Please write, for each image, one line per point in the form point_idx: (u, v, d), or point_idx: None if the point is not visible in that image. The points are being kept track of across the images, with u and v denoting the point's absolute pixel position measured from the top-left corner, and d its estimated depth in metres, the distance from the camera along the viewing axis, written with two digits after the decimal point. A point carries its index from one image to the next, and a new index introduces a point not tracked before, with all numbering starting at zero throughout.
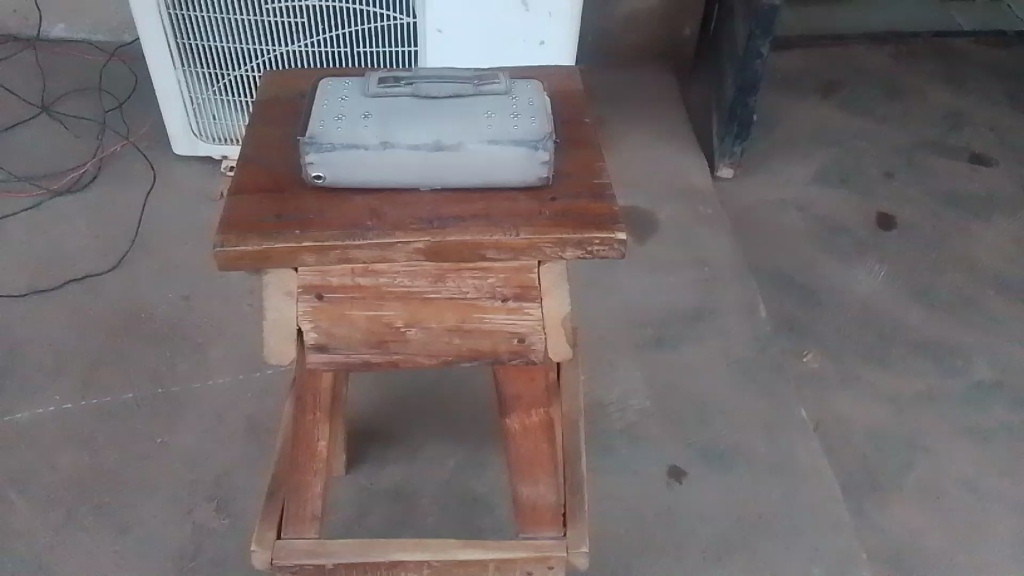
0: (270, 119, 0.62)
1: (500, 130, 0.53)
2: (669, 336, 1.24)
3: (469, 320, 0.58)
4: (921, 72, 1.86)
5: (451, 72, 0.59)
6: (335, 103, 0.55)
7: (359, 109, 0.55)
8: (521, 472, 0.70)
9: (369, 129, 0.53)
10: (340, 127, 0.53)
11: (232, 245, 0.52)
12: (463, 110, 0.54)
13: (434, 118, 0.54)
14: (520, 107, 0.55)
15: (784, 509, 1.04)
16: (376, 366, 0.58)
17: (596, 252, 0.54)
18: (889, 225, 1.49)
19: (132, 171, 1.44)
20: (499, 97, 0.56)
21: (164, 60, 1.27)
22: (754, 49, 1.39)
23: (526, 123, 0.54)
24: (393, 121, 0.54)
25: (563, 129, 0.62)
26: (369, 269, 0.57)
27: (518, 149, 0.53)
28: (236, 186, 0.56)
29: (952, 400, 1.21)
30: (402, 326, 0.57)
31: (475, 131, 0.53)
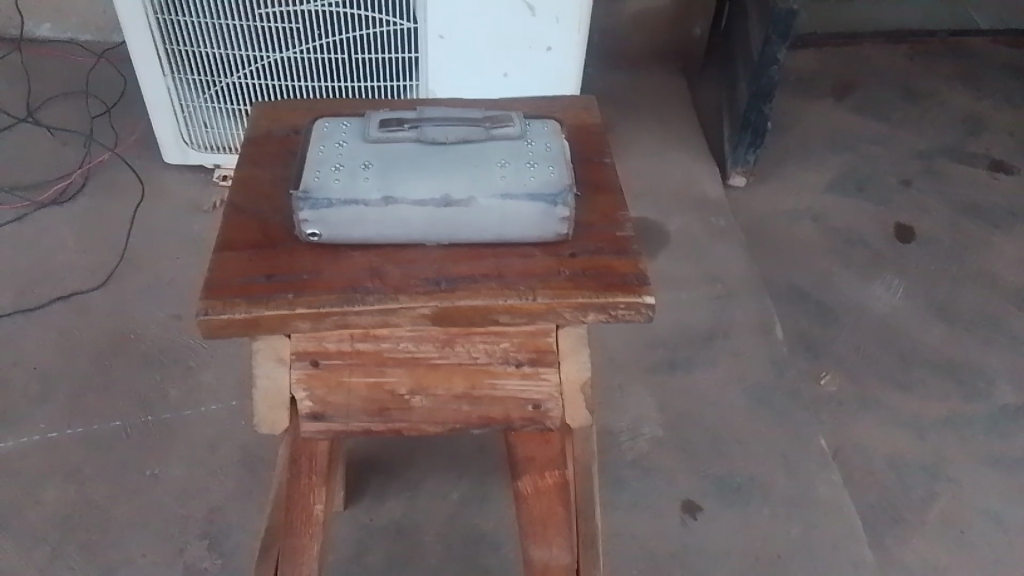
0: (260, 159, 0.57)
1: (514, 183, 0.48)
2: (681, 358, 1.19)
3: (479, 385, 0.53)
4: (937, 73, 1.80)
5: (462, 113, 0.54)
6: (332, 151, 0.51)
7: (358, 158, 0.50)
8: (533, 535, 0.66)
9: (370, 181, 0.48)
10: (337, 178, 0.48)
11: (216, 313, 0.47)
12: (475, 159, 0.49)
13: (442, 167, 0.49)
14: (538, 155, 0.50)
15: (804, 546, 0.99)
16: (377, 435, 0.54)
17: (620, 316, 0.49)
18: (908, 237, 1.43)
19: (120, 181, 1.38)
20: (516, 144, 0.51)
21: (153, 67, 1.21)
22: (770, 54, 1.33)
23: (546, 174, 0.49)
24: (396, 173, 0.48)
25: (579, 171, 0.57)
26: (371, 333, 0.53)
27: (534, 203, 0.48)
28: (223, 241, 0.51)
29: (975, 424, 1.17)
30: (407, 394, 0.53)
31: (487, 184, 0.48)
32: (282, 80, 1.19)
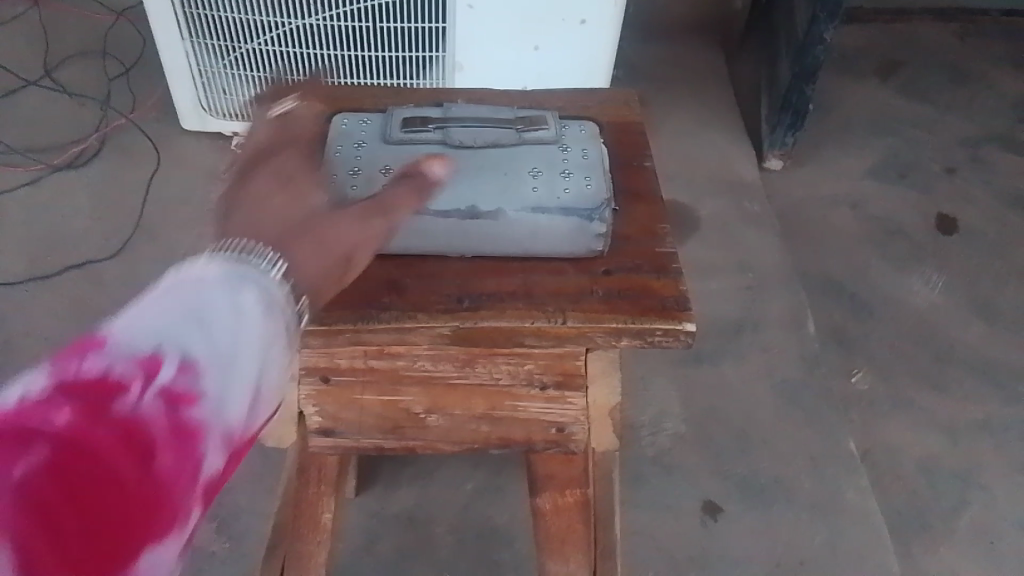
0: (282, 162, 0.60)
1: (545, 196, 0.51)
2: (707, 351, 1.15)
3: (499, 407, 0.57)
4: (988, 54, 1.72)
5: (490, 115, 0.56)
6: (352, 151, 0.53)
7: (380, 161, 0.52)
8: (550, 550, 0.63)
9: None
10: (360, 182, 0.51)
11: None
12: (507, 167, 0.52)
13: (470, 176, 0.52)
14: (567, 164, 0.53)
15: (829, 554, 0.96)
16: (390, 451, 0.58)
17: (657, 342, 0.50)
18: (950, 228, 1.37)
19: (137, 146, 1.35)
20: (543, 150, 0.54)
21: (171, 30, 1.16)
22: (816, 33, 1.27)
23: (572, 187, 0.52)
24: None
25: (622, 177, 0.59)
26: (386, 351, 0.57)
27: (568, 218, 0.51)
28: None
29: (1012, 430, 1.12)
30: (423, 413, 0.57)
31: (517, 197, 0.51)
32: (304, 48, 1.14)
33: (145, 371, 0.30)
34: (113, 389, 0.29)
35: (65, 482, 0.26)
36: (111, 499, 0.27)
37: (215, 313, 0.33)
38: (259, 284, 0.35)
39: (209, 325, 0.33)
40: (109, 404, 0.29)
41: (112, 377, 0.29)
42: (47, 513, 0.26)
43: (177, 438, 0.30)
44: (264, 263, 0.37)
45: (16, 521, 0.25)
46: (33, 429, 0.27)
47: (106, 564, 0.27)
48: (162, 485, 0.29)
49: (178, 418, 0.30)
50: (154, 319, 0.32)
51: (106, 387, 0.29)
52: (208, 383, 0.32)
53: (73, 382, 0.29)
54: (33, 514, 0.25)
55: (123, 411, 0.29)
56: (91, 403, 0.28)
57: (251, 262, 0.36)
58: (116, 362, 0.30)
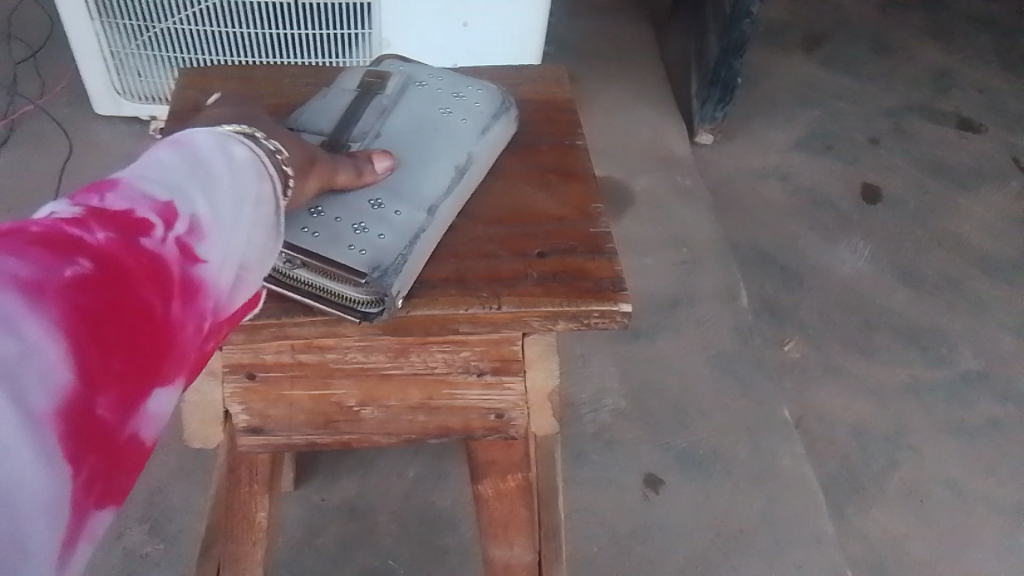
0: None
1: (478, 119, 0.56)
2: (645, 327, 1.16)
3: (436, 397, 0.56)
4: (908, 26, 1.76)
5: (343, 99, 0.55)
6: (315, 224, 0.46)
7: (352, 213, 0.48)
8: (494, 536, 0.63)
9: (402, 210, 0.49)
10: (378, 228, 0.47)
11: None
12: (433, 124, 0.54)
13: (425, 152, 0.52)
14: (438, 84, 0.57)
15: (767, 521, 0.98)
16: (322, 446, 0.57)
17: (594, 323, 0.50)
18: (875, 197, 1.41)
19: (47, 133, 1.28)
20: (417, 90, 0.57)
21: (77, 9, 1.10)
22: (743, 7, 1.28)
23: (473, 93, 0.57)
24: (402, 187, 0.50)
25: (555, 159, 0.58)
26: (314, 345, 0.54)
27: (500, 119, 0.57)
28: None
29: (938, 392, 1.16)
30: (356, 406, 0.56)
31: (468, 137, 0.54)
32: (221, 26, 1.09)
33: (163, 219, 0.32)
34: (138, 227, 0.31)
35: (111, 296, 0.28)
36: (142, 327, 0.29)
37: (219, 184, 0.35)
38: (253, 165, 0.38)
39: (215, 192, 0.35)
40: (139, 235, 0.31)
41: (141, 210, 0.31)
42: (95, 318, 0.27)
43: (184, 287, 0.32)
44: (256, 146, 0.39)
45: (71, 321, 0.26)
46: (75, 244, 0.28)
47: (135, 383, 0.29)
48: (174, 324, 0.31)
49: (185, 271, 0.32)
50: (164, 174, 0.34)
51: (132, 223, 0.31)
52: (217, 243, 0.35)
53: (101, 213, 0.30)
54: (86, 321, 0.27)
55: (149, 250, 0.31)
56: (121, 233, 0.30)
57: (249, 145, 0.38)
58: (141, 196, 0.32)
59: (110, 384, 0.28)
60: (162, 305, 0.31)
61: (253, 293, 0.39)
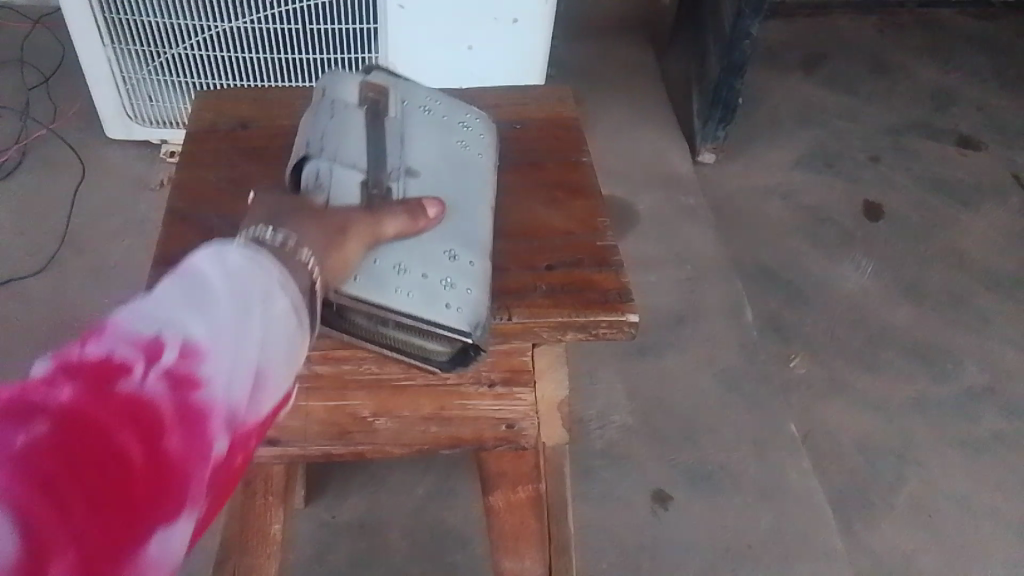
0: (209, 162, 0.59)
1: (489, 147, 0.58)
2: (651, 343, 1.17)
3: (448, 407, 0.57)
4: (906, 45, 1.78)
5: (357, 127, 0.53)
6: (406, 290, 0.48)
7: (435, 271, 0.49)
8: (505, 548, 0.64)
9: (475, 258, 0.51)
10: (460, 284, 0.49)
11: None
12: (461, 160, 0.56)
13: (466, 192, 0.54)
14: (434, 104, 0.58)
15: (774, 535, 0.99)
16: (337, 458, 0.56)
17: (602, 333, 0.51)
18: (876, 214, 1.42)
19: (60, 157, 1.30)
20: (419, 113, 0.57)
21: (91, 36, 1.13)
22: (743, 28, 1.30)
23: (470, 116, 0.59)
24: (460, 233, 0.51)
25: (561, 174, 0.60)
26: (332, 357, 0.58)
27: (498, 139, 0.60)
28: (163, 253, 0.53)
29: (943, 406, 1.17)
30: (370, 416, 0.57)
31: (491, 169, 0.57)
32: (231, 51, 1.12)
33: (146, 356, 0.31)
34: (113, 372, 0.29)
35: (67, 457, 0.26)
36: (115, 475, 0.27)
37: (215, 305, 0.34)
38: (259, 274, 0.36)
39: (208, 316, 0.33)
40: (111, 385, 0.29)
41: (116, 358, 0.30)
42: (46, 481, 0.26)
43: (177, 422, 0.30)
44: (266, 253, 0.38)
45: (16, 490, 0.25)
46: (34, 406, 0.27)
47: (109, 539, 0.27)
48: (163, 468, 0.29)
49: (176, 405, 0.31)
50: (152, 307, 0.32)
51: (104, 369, 0.29)
52: (219, 367, 0.32)
53: (73, 364, 0.29)
54: (36, 487, 0.26)
55: (124, 393, 0.29)
56: (90, 383, 0.29)
57: (257, 255, 0.37)
58: (120, 342, 0.30)
59: (77, 542, 0.26)
60: (143, 453, 0.29)
61: (277, 403, 0.37)
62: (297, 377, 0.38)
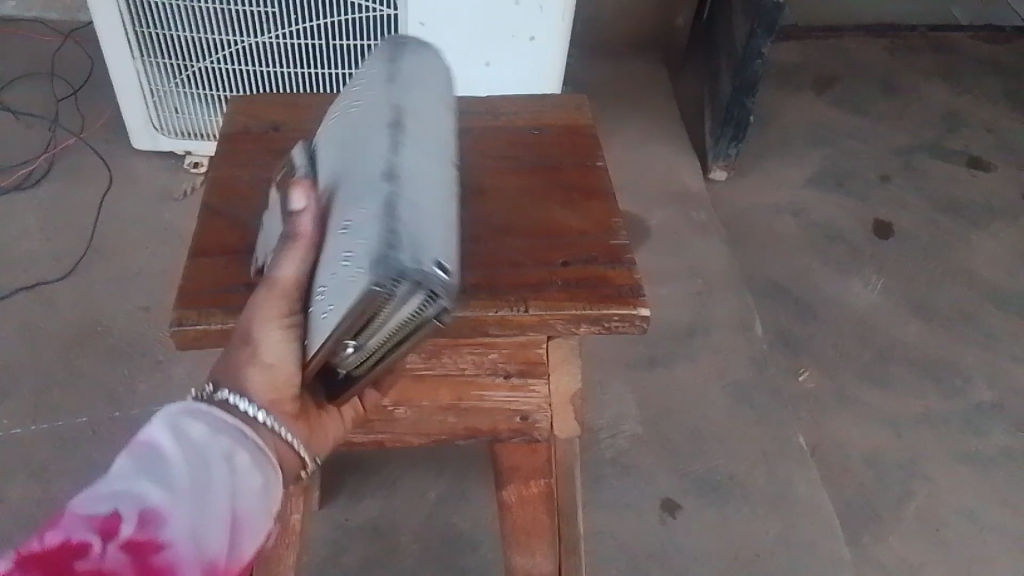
0: (238, 160, 0.63)
1: (378, 87, 0.52)
2: (662, 355, 1.19)
3: (465, 398, 0.59)
4: (918, 67, 1.81)
5: (275, 210, 0.54)
6: (324, 301, 0.43)
7: (337, 251, 0.43)
8: (517, 543, 0.66)
9: (365, 201, 0.44)
10: (351, 241, 0.43)
11: (189, 324, 0.52)
12: (355, 125, 0.51)
13: (359, 149, 0.48)
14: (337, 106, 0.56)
15: (782, 545, 0.99)
16: (359, 444, 0.61)
17: (615, 327, 0.53)
18: (887, 233, 1.43)
19: (87, 167, 1.34)
20: (323, 129, 0.55)
21: (121, 50, 1.17)
22: (755, 47, 1.33)
23: (358, 75, 0.55)
24: (350, 197, 0.46)
25: (578, 177, 0.62)
26: None
27: (394, 67, 0.53)
28: (197, 246, 0.56)
29: (952, 422, 1.18)
30: (391, 406, 0.59)
31: (382, 105, 0.50)
32: (256, 65, 1.15)
33: (101, 534, 0.36)
34: (73, 554, 0.34)
35: None
36: None
37: (167, 469, 0.40)
38: (204, 438, 0.42)
39: (163, 480, 0.39)
40: (71, 566, 0.34)
41: (73, 541, 0.35)
42: None
43: None
44: (210, 412, 0.44)
45: None
46: None
47: None
48: None
49: (137, 567, 0.35)
50: (114, 485, 0.39)
51: (67, 553, 0.34)
52: (177, 524, 0.38)
53: (34, 556, 0.34)
54: None
55: (85, 570, 0.34)
56: (50, 570, 0.33)
57: (199, 411, 0.44)
58: (76, 527, 0.36)
59: None
60: None
61: (248, 545, 0.42)
62: (263, 521, 0.43)
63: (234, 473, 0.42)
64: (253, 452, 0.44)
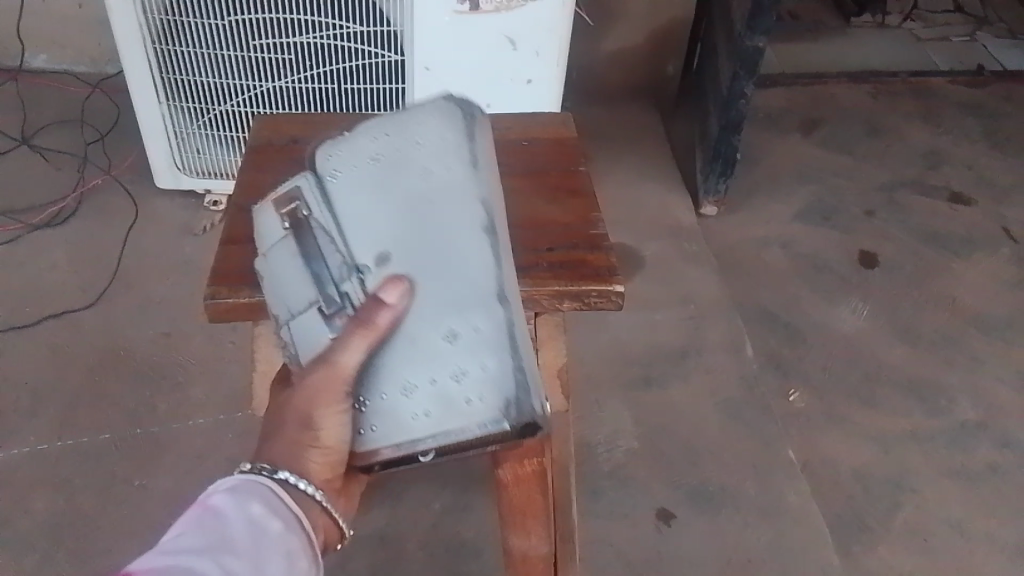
0: (262, 166, 0.71)
1: (450, 166, 0.56)
2: (656, 375, 1.24)
3: None
4: (900, 110, 1.89)
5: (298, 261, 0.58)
6: (434, 391, 0.51)
7: (450, 368, 0.51)
8: (514, 524, 0.72)
9: (480, 334, 0.51)
10: (469, 360, 0.51)
11: (220, 298, 0.61)
12: (439, 206, 0.55)
13: (445, 242, 0.53)
14: (379, 147, 0.58)
15: (773, 553, 1.04)
16: None
17: (593, 302, 0.62)
18: (871, 263, 1.50)
19: (112, 205, 1.43)
20: (359, 175, 0.58)
21: (148, 96, 1.25)
22: (738, 89, 1.41)
23: (418, 137, 0.58)
24: (452, 309, 0.51)
25: (562, 179, 0.70)
26: None
27: (465, 144, 0.57)
28: (229, 234, 0.65)
29: (937, 438, 1.22)
30: None
31: (466, 198, 0.55)
32: (273, 108, 1.24)
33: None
34: None
35: None
36: None
37: (220, 544, 0.44)
38: (263, 513, 0.48)
39: (219, 553, 0.43)
40: None
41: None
42: None
43: None
44: (259, 482, 0.50)
45: None
46: None
47: None
48: None
49: None
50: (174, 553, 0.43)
51: None
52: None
53: None
54: None
55: None
56: None
57: (233, 482, 0.49)
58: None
59: None
60: None
61: None
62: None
63: (279, 541, 0.47)
64: (292, 520, 0.49)
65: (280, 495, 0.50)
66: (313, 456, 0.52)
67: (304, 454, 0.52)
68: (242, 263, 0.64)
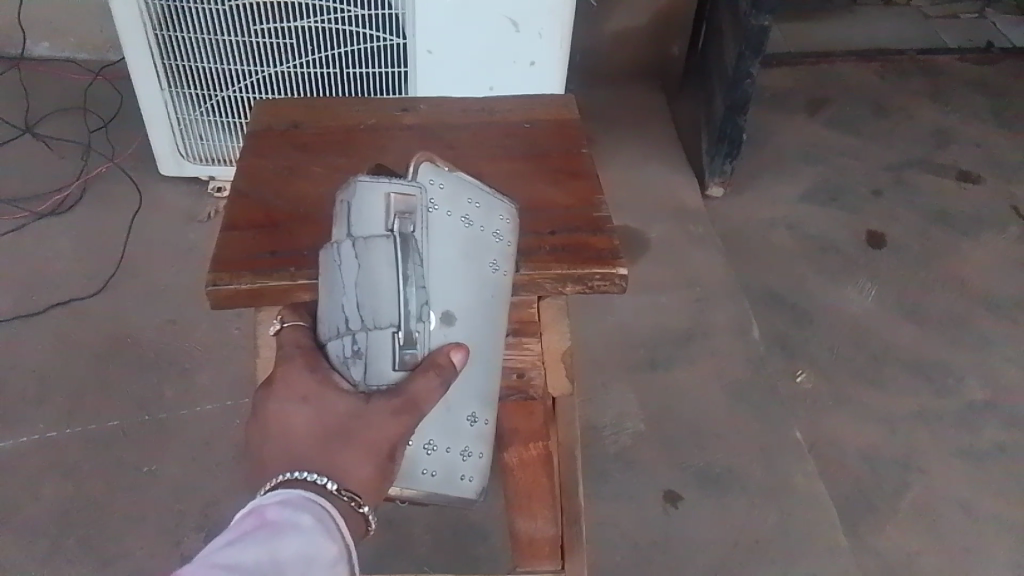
0: (262, 152, 0.71)
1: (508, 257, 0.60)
2: (662, 358, 1.24)
3: None
4: (908, 89, 1.87)
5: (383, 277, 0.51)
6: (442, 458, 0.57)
7: (461, 443, 0.58)
8: (521, 507, 0.72)
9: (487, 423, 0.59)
10: (473, 442, 0.58)
11: (223, 284, 0.61)
12: (492, 290, 0.58)
13: (489, 329, 0.58)
14: (473, 212, 0.57)
15: (780, 534, 1.04)
16: None
17: (597, 285, 0.63)
18: (879, 243, 1.49)
19: (117, 192, 1.43)
20: (449, 226, 0.55)
21: (151, 82, 1.25)
22: (744, 68, 1.40)
23: (499, 215, 0.59)
24: (479, 391, 0.58)
25: (564, 161, 0.70)
26: None
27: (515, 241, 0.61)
28: (230, 221, 0.65)
29: (945, 418, 1.22)
30: None
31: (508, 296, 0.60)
32: (277, 93, 1.24)
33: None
34: None
35: None
36: None
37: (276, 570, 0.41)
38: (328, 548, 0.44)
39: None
40: None
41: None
42: None
43: None
44: (322, 506, 0.46)
45: None
46: None
47: None
48: None
49: None
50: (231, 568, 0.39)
51: None
52: None
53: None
54: None
55: None
56: None
57: (286, 494, 0.46)
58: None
59: None
60: None
61: None
62: None
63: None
64: (340, 545, 0.45)
65: (326, 506, 0.46)
66: (366, 463, 0.49)
67: (360, 461, 0.49)
68: (243, 249, 0.63)
